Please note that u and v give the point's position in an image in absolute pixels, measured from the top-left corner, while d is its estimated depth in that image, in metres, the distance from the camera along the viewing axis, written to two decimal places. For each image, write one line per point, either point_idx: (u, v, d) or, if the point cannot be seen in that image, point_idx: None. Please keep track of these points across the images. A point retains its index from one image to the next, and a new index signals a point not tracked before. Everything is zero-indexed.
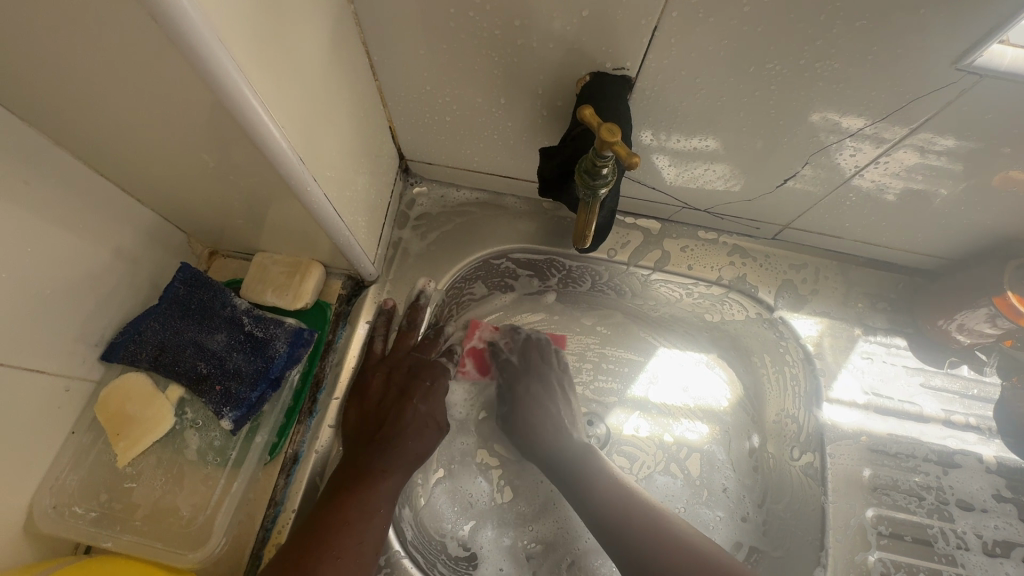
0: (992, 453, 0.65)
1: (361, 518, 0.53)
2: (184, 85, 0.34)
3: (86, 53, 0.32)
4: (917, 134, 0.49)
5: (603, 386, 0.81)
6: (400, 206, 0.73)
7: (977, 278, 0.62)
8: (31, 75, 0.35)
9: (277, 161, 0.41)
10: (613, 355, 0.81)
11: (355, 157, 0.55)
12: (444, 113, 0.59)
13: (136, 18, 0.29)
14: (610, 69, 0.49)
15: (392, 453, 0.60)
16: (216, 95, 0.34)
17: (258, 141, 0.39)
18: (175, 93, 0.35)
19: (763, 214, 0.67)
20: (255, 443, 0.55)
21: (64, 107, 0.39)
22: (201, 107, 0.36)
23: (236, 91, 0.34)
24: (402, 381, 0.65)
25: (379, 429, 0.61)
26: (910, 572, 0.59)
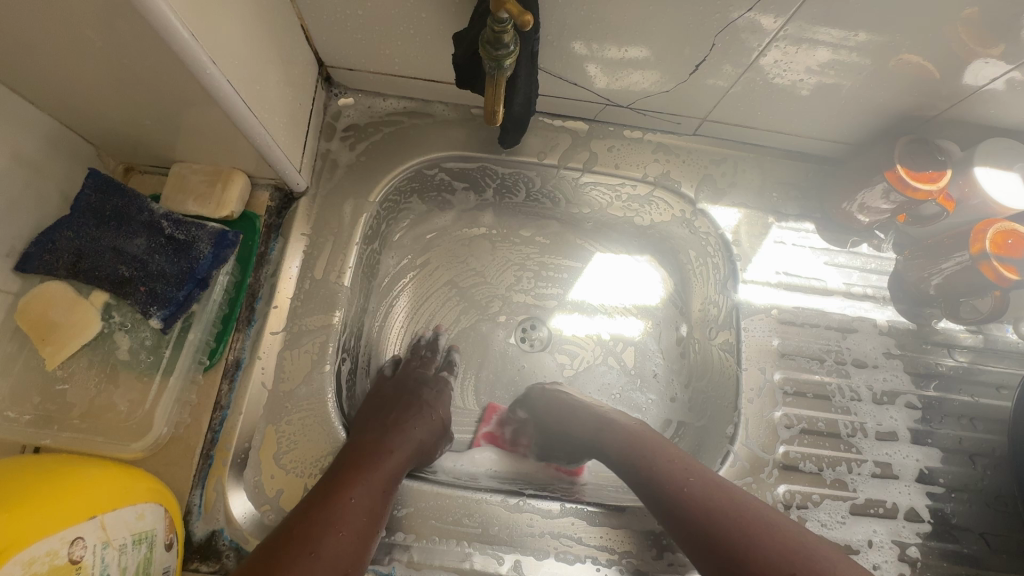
0: (885, 318, 0.72)
1: (366, 479, 0.54)
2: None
3: None
4: (809, 8, 0.52)
5: (544, 292, 0.84)
6: (325, 116, 0.72)
7: (875, 157, 0.66)
8: None
9: (165, 39, 0.40)
10: (550, 261, 0.85)
11: (264, 54, 0.53)
12: (356, 6, 0.57)
13: None
14: None
15: (397, 437, 0.60)
16: None
17: (139, 11, 0.37)
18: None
19: (683, 108, 0.70)
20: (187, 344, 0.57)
21: None
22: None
23: None
24: (406, 385, 0.70)
25: (379, 422, 0.62)
26: (810, 423, 0.66)
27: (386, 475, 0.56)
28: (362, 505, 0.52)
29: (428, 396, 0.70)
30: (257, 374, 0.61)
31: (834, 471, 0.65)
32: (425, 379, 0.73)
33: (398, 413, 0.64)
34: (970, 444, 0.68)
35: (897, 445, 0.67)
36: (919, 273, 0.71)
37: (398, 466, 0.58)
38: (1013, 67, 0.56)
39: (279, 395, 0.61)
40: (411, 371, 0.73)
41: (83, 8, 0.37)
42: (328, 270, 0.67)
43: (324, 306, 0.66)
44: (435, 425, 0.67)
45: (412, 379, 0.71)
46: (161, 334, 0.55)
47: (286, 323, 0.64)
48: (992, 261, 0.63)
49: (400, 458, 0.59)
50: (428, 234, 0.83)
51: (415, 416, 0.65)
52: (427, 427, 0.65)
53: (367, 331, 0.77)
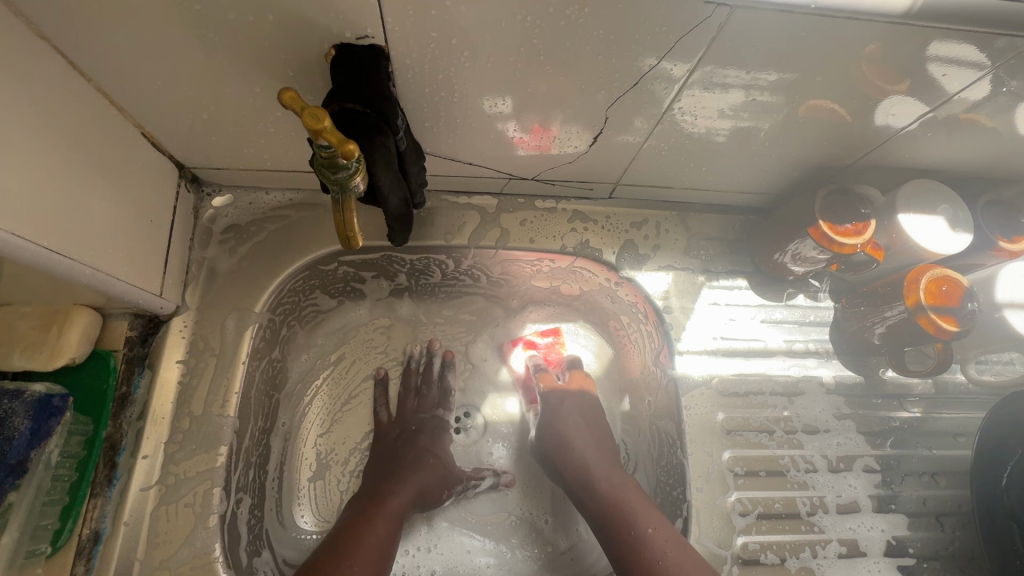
0: (832, 375, 0.68)
1: (373, 529, 0.58)
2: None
3: None
4: (703, 69, 0.48)
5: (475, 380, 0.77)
6: (197, 221, 0.64)
7: (796, 211, 0.63)
8: None
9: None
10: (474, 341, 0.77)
11: (80, 177, 0.45)
12: (199, 110, 0.50)
13: None
14: (354, 40, 0.42)
15: (400, 481, 0.64)
16: None
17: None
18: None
19: (592, 175, 0.65)
20: (6, 543, 0.46)
21: None
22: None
23: None
24: (409, 435, 0.70)
25: (387, 472, 0.66)
26: (767, 506, 0.60)
27: (392, 519, 0.61)
28: (369, 558, 0.56)
29: (428, 441, 0.70)
30: (123, 544, 0.51)
31: (799, 559, 0.59)
32: (423, 423, 0.72)
33: (401, 458, 0.67)
34: (935, 503, 0.63)
35: (860, 517, 0.62)
36: (860, 323, 0.66)
37: (402, 508, 0.62)
38: (931, 108, 0.54)
39: (152, 565, 0.51)
40: (413, 417, 0.72)
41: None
42: (209, 401, 0.58)
43: (205, 445, 0.56)
44: (439, 464, 0.68)
45: (411, 427, 0.71)
46: None
47: (157, 474, 0.54)
48: (929, 313, 0.58)
49: (400, 502, 0.63)
50: (339, 330, 0.74)
51: (416, 458, 0.68)
52: (433, 468, 0.68)
53: (276, 453, 0.67)
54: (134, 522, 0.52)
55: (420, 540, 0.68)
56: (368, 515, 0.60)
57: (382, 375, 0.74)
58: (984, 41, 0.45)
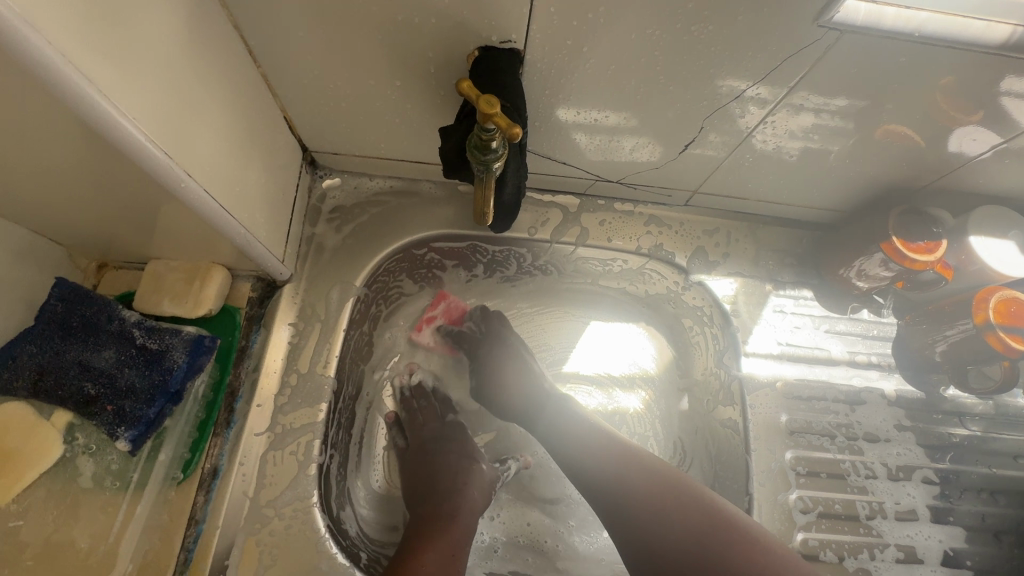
0: (893, 388, 0.70)
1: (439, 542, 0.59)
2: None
3: None
4: (797, 92, 0.52)
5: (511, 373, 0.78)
6: (310, 200, 0.70)
7: (869, 227, 0.66)
8: None
9: (124, 155, 0.37)
10: (474, 310, 0.78)
11: (244, 149, 0.52)
12: (340, 98, 0.57)
13: None
14: (497, 43, 0.48)
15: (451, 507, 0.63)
16: (58, 99, 0.31)
17: (95, 126, 0.34)
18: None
19: (674, 181, 0.70)
20: (161, 460, 0.54)
21: None
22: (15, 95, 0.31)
23: (83, 95, 0.32)
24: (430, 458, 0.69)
25: (434, 484, 0.66)
26: (827, 506, 0.63)
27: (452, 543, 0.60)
28: None
29: (454, 446, 0.71)
30: (237, 483, 0.56)
31: (857, 559, 0.61)
32: (439, 435, 0.72)
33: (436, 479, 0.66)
34: (994, 520, 0.65)
35: (918, 526, 0.63)
36: (923, 340, 0.69)
37: (468, 522, 0.64)
38: (1001, 141, 0.57)
39: (260, 504, 0.57)
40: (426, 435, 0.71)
41: (35, 130, 0.35)
42: (314, 361, 0.64)
43: (309, 401, 0.62)
44: (483, 478, 0.68)
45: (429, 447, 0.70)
46: (130, 455, 0.52)
47: (268, 423, 0.60)
48: (998, 331, 0.62)
49: (467, 520, 0.63)
50: (416, 319, 0.77)
51: (460, 466, 0.68)
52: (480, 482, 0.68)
53: (360, 419, 0.71)
54: (247, 464, 0.57)
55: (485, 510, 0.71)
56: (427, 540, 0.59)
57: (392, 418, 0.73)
58: None
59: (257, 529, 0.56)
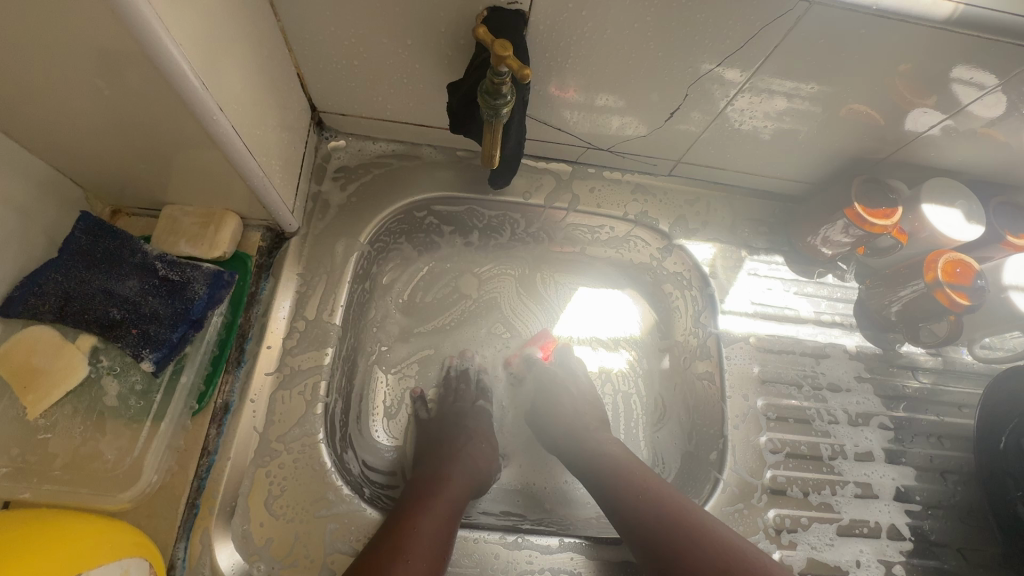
0: (854, 344, 0.77)
1: (435, 506, 0.59)
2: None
3: None
4: (765, 69, 0.58)
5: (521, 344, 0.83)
6: (316, 159, 0.73)
7: (834, 196, 0.73)
8: None
9: (162, 71, 0.40)
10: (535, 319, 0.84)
11: (263, 97, 0.55)
12: (352, 56, 0.60)
13: None
14: (505, 4, 0.52)
15: (454, 466, 0.65)
16: (118, 17, 0.35)
17: (144, 43, 0.37)
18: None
19: (659, 151, 0.75)
20: (180, 386, 0.56)
21: None
22: (70, 2, 0.34)
23: (139, 14, 0.35)
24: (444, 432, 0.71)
25: (442, 457, 0.67)
26: (793, 447, 0.69)
27: (450, 504, 0.60)
28: (429, 538, 0.55)
29: (471, 423, 0.73)
30: (247, 417, 0.59)
31: (820, 494, 0.67)
32: (464, 411, 0.75)
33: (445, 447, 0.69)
34: (941, 461, 0.72)
35: (875, 465, 0.70)
36: (881, 301, 0.76)
37: (463, 491, 0.63)
38: (946, 116, 0.64)
39: (270, 438, 0.60)
40: (450, 409, 0.75)
41: (81, 42, 0.37)
42: (321, 310, 0.67)
43: (316, 345, 0.65)
44: (486, 454, 0.70)
45: (452, 415, 0.73)
46: (152, 377, 0.54)
47: (278, 363, 0.63)
48: (945, 288, 0.68)
49: (464, 486, 0.64)
50: (414, 279, 0.81)
51: (466, 444, 0.70)
52: (480, 456, 0.69)
53: (362, 370, 0.74)
54: (256, 401, 0.60)
55: None
56: (425, 499, 0.60)
57: (420, 393, 0.76)
58: (1006, 65, 0.55)
59: (267, 462, 0.58)
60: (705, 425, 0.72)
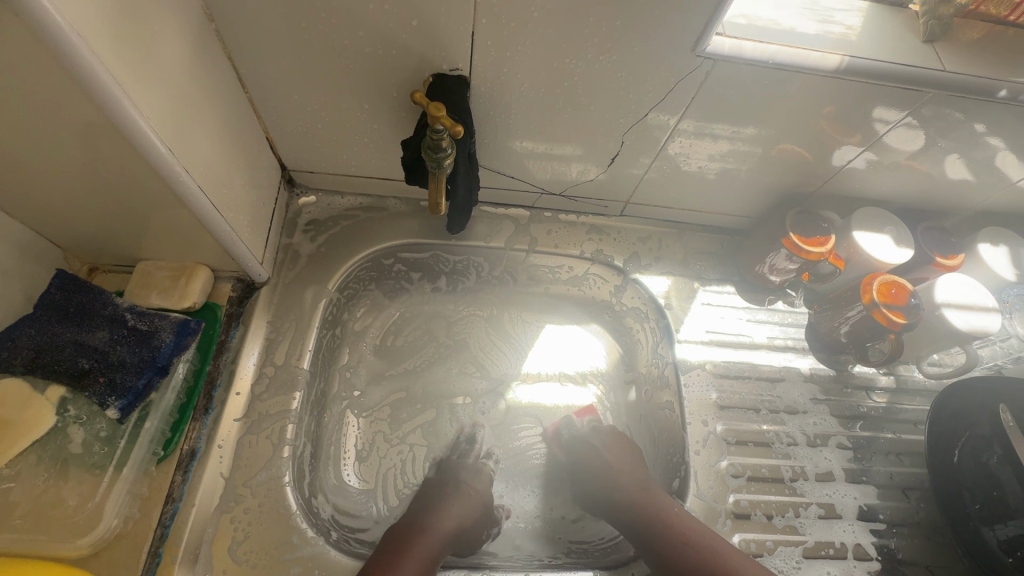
0: (808, 367, 0.80)
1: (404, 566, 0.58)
2: (30, 58, 0.37)
3: None
4: (688, 116, 0.64)
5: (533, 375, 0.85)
6: (287, 215, 0.78)
7: (772, 228, 0.78)
8: None
9: (133, 142, 0.45)
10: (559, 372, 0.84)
11: (232, 159, 0.60)
12: (316, 120, 0.66)
13: (13, 36, 0.35)
14: (447, 71, 0.59)
15: (437, 515, 0.66)
16: (93, 99, 0.40)
17: (115, 119, 0.42)
18: (20, 77, 0.38)
19: (608, 194, 0.81)
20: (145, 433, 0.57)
21: None
22: (56, 90, 0.40)
23: (111, 95, 0.41)
24: (440, 478, 0.72)
25: (428, 503, 0.68)
26: (755, 470, 0.71)
27: (422, 559, 0.60)
28: None
29: (472, 467, 0.74)
30: (212, 463, 0.60)
31: (784, 517, 0.68)
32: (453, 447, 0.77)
33: (438, 495, 0.69)
34: (901, 478, 0.73)
35: (835, 485, 0.71)
36: (830, 324, 0.79)
37: (438, 545, 0.63)
38: (863, 149, 0.69)
39: (236, 484, 0.61)
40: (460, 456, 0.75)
41: (61, 120, 0.42)
42: (289, 355, 0.69)
43: (284, 389, 0.67)
44: (479, 496, 0.70)
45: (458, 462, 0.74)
46: (118, 423, 0.56)
47: (245, 409, 0.64)
48: (882, 308, 0.71)
49: (441, 538, 0.64)
50: (386, 324, 0.84)
51: (457, 488, 0.70)
52: (469, 501, 0.69)
53: (333, 415, 0.76)
54: (223, 447, 0.61)
55: None
56: (398, 553, 0.60)
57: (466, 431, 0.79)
58: (899, 106, 0.62)
59: (231, 507, 0.59)
60: (673, 452, 0.74)
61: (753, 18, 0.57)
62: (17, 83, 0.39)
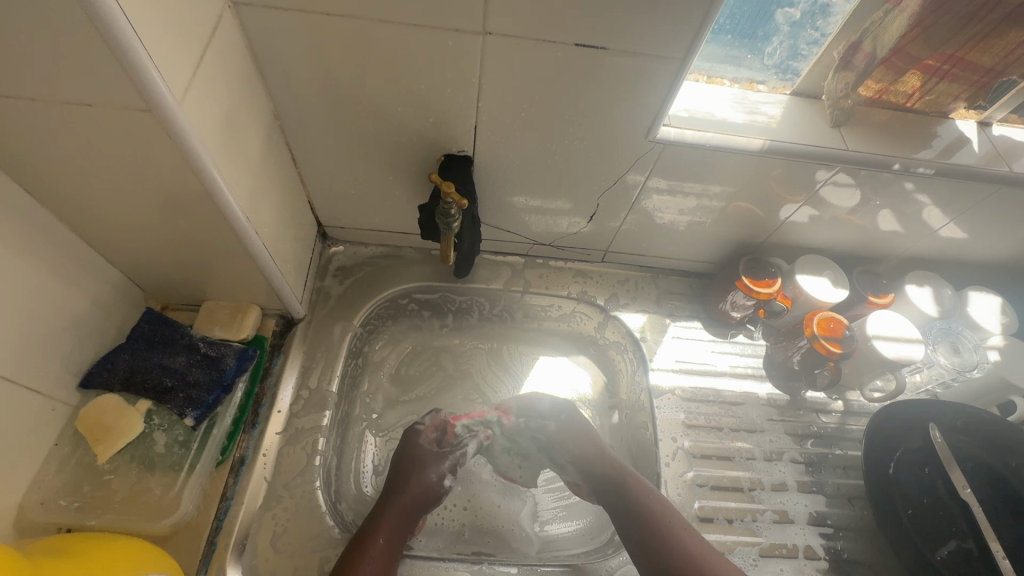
0: (765, 392, 0.92)
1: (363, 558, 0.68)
2: (168, 163, 0.53)
3: (123, 166, 0.54)
4: (649, 182, 0.80)
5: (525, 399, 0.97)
6: (320, 262, 0.93)
7: (729, 273, 0.92)
8: (79, 181, 0.56)
9: (223, 213, 0.61)
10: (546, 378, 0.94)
11: (284, 220, 0.76)
12: (350, 188, 0.82)
13: (159, 146, 0.51)
14: (456, 152, 0.75)
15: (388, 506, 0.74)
16: (203, 186, 0.56)
17: (215, 200, 0.58)
18: (155, 172, 0.54)
19: (590, 244, 0.96)
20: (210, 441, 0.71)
21: (86, 201, 0.58)
22: (177, 180, 0.55)
23: (216, 185, 0.56)
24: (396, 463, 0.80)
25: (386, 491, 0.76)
26: (717, 480, 0.82)
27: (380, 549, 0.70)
28: None
29: (424, 450, 0.81)
30: (258, 468, 0.72)
31: (743, 521, 0.79)
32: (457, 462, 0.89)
33: (391, 485, 0.77)
34: (848, 488, 0.84)
35: (788, 494, 0.82)
36: (785, 354, 0.92)
37: (395, 533, 0.72)
38: (801, 204, 0.84)
39: (277, 486, 0.73)
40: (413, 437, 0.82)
41: (175, 199, 0.58)
42: (321, 380, 0.83)
43: (316, 409, 0.80)
44: (427, 482, 0.78)
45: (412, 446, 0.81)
46: (192, 429, 0.70)
47: (285, 424, 0.77)
48: (820, 339, 0.85)
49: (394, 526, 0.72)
50: (400, 356, 0.97)
51: (408, 476, 0.77)
52: (418, 490, 0.77)
53: (355, 434, 0.88)
54: (266, 456, 0.74)
55: (456, 499, 0.85)
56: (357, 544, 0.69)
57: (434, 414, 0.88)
58: (817, 175, 0.77)
59: (273, 505, 0.71)
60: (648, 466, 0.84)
61: (692, 111, 0.74)
62: (155, 178, 0.55)
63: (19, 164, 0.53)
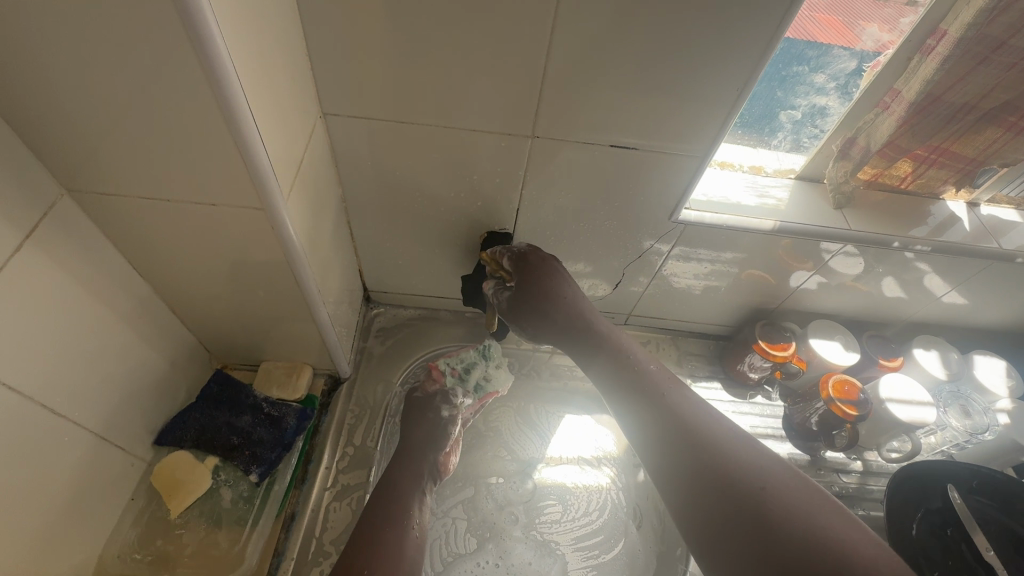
0: (785, 452, 0.96)
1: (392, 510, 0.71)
2: (264, 247, 0.61)
3: (223, 249, 0.62)
4: (671, 255, 0.88)
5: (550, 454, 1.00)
6: (363, 324, 1.00)
7: (746, 336, 0.99)
8: (180, 263, 0.65)
9: (300, 288, 0.69)
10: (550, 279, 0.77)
11: (341, 290, 0.84)
12: (398, 258, 0.91)
13: (259, 233, 0.59)
14: (498, 229, 0.84)
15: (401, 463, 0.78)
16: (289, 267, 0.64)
17: (298, 277, 0.66)
18: (251, 254, 0.63)
19: (614, 307, 1.03)
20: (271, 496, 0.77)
21: (182, 279, 0.67)
22: (267, 262, 0.64)
23: (301, 266, 0.65)
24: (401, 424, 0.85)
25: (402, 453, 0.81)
26: None
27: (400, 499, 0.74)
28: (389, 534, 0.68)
29: (429, 413, 0.86)
30: (307, 524, 0.76)
31: None
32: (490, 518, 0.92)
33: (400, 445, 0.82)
34: None
35: None
36: (803, 415, 0.96)
37: (411, 483, 0.76)
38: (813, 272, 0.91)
39: (324, 542, 0.75)
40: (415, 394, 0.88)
41: (262, 275, 0.67)
42: (365, 437, 0.87)
43: (360, 466, 0.83)
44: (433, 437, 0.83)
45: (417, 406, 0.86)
46: (255, 485, 0.77)
47: (332, 480, 0.81)
48: (837, 402, 0.89)
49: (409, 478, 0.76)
50: None
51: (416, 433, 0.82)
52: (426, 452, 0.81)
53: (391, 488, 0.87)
54: (314, 511, 0.77)
55: (489, 557, 0.88)
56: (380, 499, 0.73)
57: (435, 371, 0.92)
58: (823, 249, 0.85)
59: (321, 562, 0.74)
60: None
61: (710, 194, 0.83)
62: (249, 260, 0.64)
63: (136, 248, 0.62)
